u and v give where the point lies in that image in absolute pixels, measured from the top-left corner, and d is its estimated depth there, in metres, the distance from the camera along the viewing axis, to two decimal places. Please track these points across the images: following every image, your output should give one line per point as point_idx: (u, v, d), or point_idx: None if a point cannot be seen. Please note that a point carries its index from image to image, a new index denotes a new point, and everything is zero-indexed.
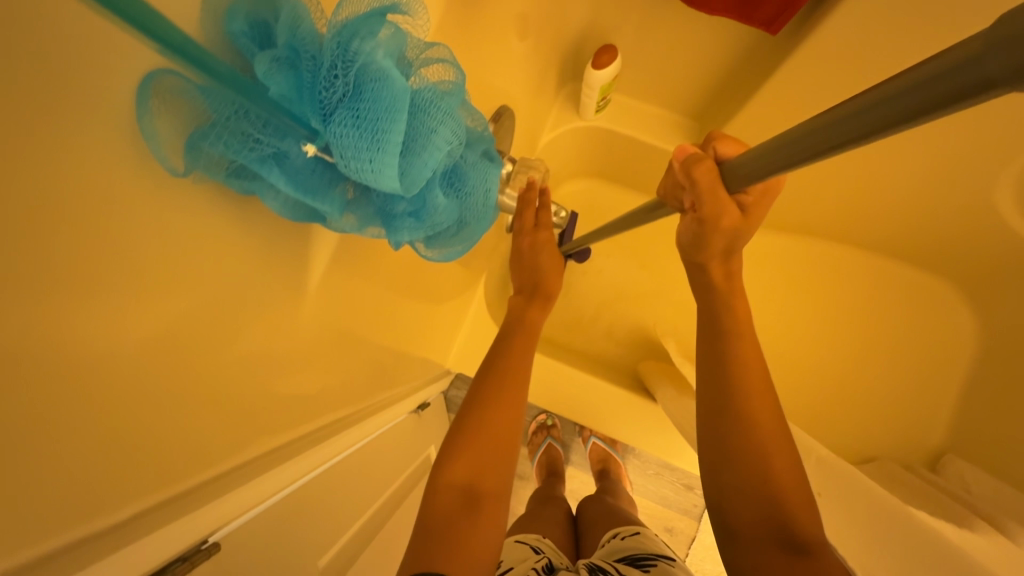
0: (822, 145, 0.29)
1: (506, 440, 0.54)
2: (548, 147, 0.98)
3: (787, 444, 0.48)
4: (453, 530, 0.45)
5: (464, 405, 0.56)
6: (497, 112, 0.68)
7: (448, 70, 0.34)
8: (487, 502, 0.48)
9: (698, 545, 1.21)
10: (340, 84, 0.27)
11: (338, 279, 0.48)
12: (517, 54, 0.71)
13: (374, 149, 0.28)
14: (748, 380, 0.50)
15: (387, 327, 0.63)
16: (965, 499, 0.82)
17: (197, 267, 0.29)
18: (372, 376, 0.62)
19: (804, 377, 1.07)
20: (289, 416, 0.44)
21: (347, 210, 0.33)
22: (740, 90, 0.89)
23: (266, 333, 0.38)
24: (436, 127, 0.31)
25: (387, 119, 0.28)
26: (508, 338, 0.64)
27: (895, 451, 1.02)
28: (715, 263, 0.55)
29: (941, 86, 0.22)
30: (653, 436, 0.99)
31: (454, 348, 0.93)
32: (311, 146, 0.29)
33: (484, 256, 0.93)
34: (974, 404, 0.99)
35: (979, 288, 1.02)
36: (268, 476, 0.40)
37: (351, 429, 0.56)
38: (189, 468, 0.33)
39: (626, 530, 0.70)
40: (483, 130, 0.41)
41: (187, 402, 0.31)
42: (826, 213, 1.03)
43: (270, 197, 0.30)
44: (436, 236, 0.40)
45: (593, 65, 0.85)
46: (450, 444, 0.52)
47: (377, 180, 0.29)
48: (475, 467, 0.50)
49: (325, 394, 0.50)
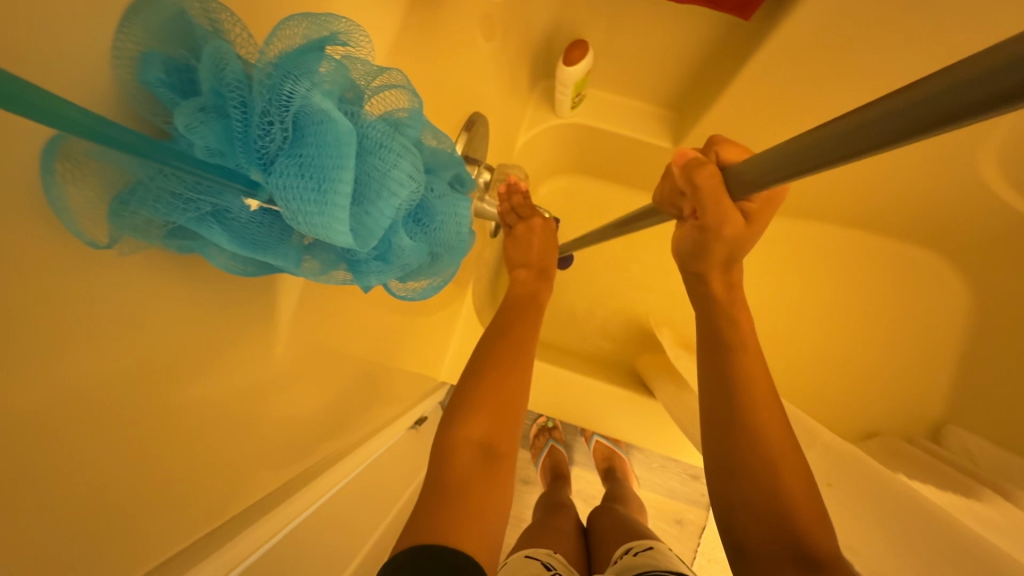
0: (814, 159, 0.29)
1: (518, 395, 0.53)
2: (525, 147, 0.95)
3: (783, 427, 0.48)
4: (469, 490, 0.45)
5: (472, 364, 0.55)
6: (470, 121, 0.66)
7: (403, 97, 0.31)
8: (502, 462, 0.48)
9: (708, 534, 1.17)
10: (277, 130, 0.25)
11: (316, 307, 0.46)
12: (483, 57, 0.69)
13: (323, 201, 0.25)
14: (752, 386, 0.50)
15: (370, 349, 0.61)
16: (972, 469, 0.81)
17: (159, 319, 0.28)
18: (361, 404, 0.61)
19: (805, 364, 1.05)
20: (287, 455, 0.43)
21: (307, 256, 0.30)
22: (716, 76, 0.86)
23: (248, 367, 0.36)
24: (392, 166, 0.28)
25: (334, 166, 0.24)
26: (516, 308, 0.64)
27: (900, 425, 1.00)
28: (715, 274, 0.55)
29: (943, 104, 0.21)
30: (654, 432, 0.98)
31: (448, 358, 0.92)
32: (255, 200, 0.26)
33: (469, 264, 0.91)
34: (972, 371, 0.98)
35: (972, 261, 1.00)
36: (286, 507, 0.38)
37: (352, 453, 0.54)
38: (200, 516, 0.32)
39: (638, 547, 0.68)
40: (454, 156, 0.37)
41: (168, 457, 0.29)
42: (817, 195, 1.01)
43: (216, 254, 0.28)
44: (409, 274, 0.37)
45: (564, 61, 0.82)
46: (465, 401, 0.50)
47: (330, 235, 0.26)
48: (490, 426, 0.49)
49: (315, 426, 0.49)
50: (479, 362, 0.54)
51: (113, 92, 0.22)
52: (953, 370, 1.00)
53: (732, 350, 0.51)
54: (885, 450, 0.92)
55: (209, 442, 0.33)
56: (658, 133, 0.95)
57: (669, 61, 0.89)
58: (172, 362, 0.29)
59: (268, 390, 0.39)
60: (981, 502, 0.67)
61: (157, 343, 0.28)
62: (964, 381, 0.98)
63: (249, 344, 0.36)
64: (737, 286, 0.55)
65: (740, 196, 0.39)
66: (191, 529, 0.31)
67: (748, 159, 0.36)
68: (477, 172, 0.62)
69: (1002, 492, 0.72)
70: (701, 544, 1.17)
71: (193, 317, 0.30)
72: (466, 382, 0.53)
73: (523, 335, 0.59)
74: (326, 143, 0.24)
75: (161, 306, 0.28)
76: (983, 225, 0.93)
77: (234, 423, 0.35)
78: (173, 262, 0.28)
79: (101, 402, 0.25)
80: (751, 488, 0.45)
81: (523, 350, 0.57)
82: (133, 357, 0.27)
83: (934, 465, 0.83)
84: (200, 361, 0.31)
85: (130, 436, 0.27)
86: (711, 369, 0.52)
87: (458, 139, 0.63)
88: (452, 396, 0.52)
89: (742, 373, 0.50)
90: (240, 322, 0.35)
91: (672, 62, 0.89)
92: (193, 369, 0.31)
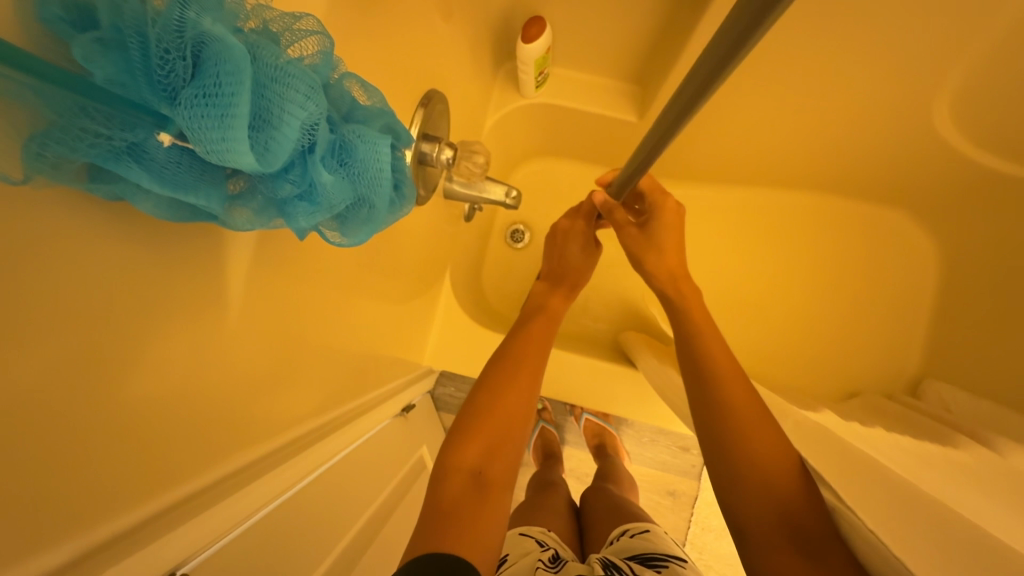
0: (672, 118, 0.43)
1: (516, 425, 0.56)
2: (493, 130, 0.96)
3: (742, 382, 0.55)
4: (462, 511, 0.47)
5: (470, 397, 0.59)
6: (427, 96, 0.65)
7: (322, 42, 0.29)
8: (494, 486, 0.51)
9: (702, 504, 1.18)
10: (177, 57, 0.22)
11: (286, 284, 0.46)
12: (443, 39, 0.69)
13: (224, 126, 0.22)
14: (712, 353, 0.57)
15: (347, 329, 0.61)
16: (948, 419, 0.82)
17: (90, 301, 0.28)
18: (336, 385, 0.62)
19: (780, 329, 1.08)
20: (251, 432, 0.44)
21: (237, 202, 0.27)
22: (673, 45, 0.87)
23: (197, 344, 0.36)
24: (298, 98, 0.25)
25: (234, 89, 0.22)
26: (528, 325, 0.68)
27: (878, 382, 1.02)
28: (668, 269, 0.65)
29: None
30: (639, 405, 0.99)
31: (430, 345, 0.93)
32: (167, 135, 0.23)
33: (446, 248, 0.92)
34: (946, 324, 0.99)
35: (940, 216, 1.01)
36: (207, 517, 0.37)
37: (316, 447, 0.55)
38: (138, 494, 0.32)
39: (635, 527, 0.71)
40: (386, 109, 0.35)
41: (106, 430, 0.29)
42: (782, 161, 1.03)
43: (146, 201, 0.24)
44: (349, 220, 0.34)
45: (523, 39, 0.83)
46: (461, 431, 0.54)
47: (236, 161, 0.23)
48: (485, 449, 0.53)
49: (279, 406, 0.49)
50: (483, 388, 0.58)
51: (8, 29, 0.20)
52: (927, 324, 1.02)
53: (704, 360, 0.56)
54: (865, 407, 0.94)
55: (151, 434, 0.33)
56: (622, 107, 0.97)
57: (627, 35, 0.89)
58: (109, 347, 0.29)
59: (229, 367, 0.40)
60: (957, 449, 0.69)
61: (89, 329, 0.28)
62: (940, 335, 0.99)
63: (198, 318, 0.36)
64: (681, 278, 0.65)
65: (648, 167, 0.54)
66: (127, 505, 0.31)
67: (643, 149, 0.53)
68: (438, 150, 0.62)
69: (977, 437, 0.73)
70: (694, 514, 1.18)
71: (128, 296, 0.30)
72: (469, 407, 0.57)
73: (535, 367, 0.61)
74: (221, 67, 0.22)
75: (88, 287, 0.27)
76: (944, 178, 0.95)
77: (184, 402, 0.35)
78: (93, 227, 0.27)
79: (34, 380, 0.25)
80: (752, 493, 0.48)
81: (534, 377, 0.61)
82: (64, 351, 0.27)
83: (911, 418, 0.85)
84: (140, 349, 0.31)
85: (59, 419, 0.27)
86: (695, 377, 0.57)
87: (415, 115, 0.63)
88: (450, 427, 0.56)
89: (712, 362, 0.56)
90: (184, 305, 0.34)
91: (630, 36, 0.90)
92: (134, 355, 0.31)
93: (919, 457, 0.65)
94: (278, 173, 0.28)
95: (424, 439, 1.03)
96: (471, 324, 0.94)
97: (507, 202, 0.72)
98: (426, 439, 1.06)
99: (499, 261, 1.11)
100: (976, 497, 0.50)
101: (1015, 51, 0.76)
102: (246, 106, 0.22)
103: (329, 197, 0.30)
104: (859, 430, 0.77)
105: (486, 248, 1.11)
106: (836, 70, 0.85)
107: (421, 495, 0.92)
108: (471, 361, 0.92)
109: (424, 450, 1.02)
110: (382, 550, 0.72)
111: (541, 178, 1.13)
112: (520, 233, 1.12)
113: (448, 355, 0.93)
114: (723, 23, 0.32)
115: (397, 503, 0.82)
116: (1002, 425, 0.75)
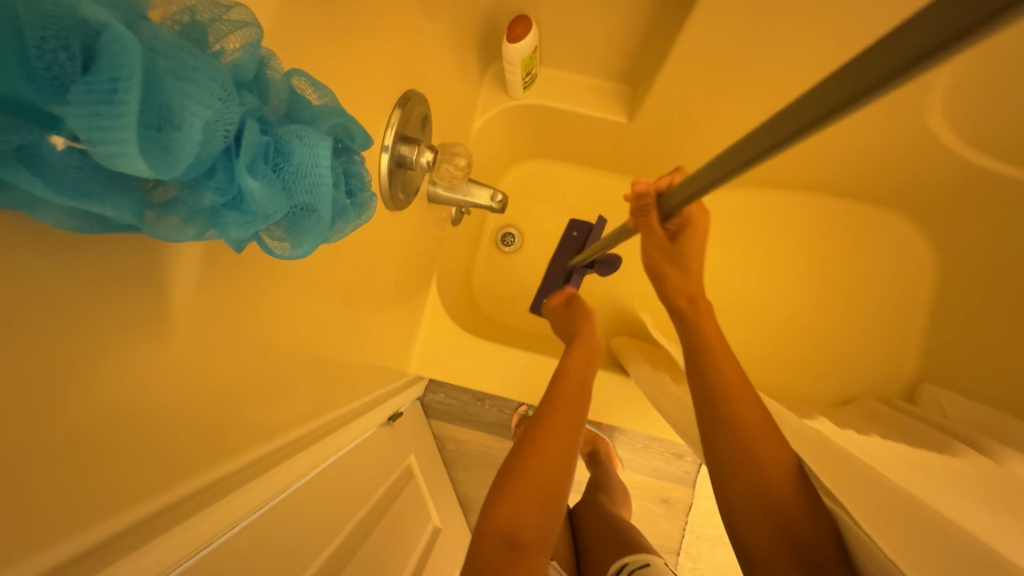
0: (711, 177, 0.42)
1: (553, 494, 0.53)
2: (481, 131, 0.94)
3: (747, 391, 0.53)
4: (495, 575, 0.45)
5: (508, 461, 0.57)
6: (405, 95, 0.62)
7: (245, 33, 0.26)
8: (527, 552, 0.48)
9: (697, 512, 1.16)
10: (62, 45, 0.19)
11: (262, 297, 0.44)
12: (427, 40, 0.68)
13: (116, 129, 0.20)
14: (718, 363, 0.55)
15: (326, 337, 0.59)
16: (945, 426, 0.80)
17: (38, 319, 0.25)
18: (318, 396, 0.60)
19: (776, 333, 1.07)
20: (230, 443, 0.43)
21: (160, 211, 0.25)
22: (661, 44, 0.85)
23: (161, 359, 0.33)
24: (201, 93, 0.23)
25: (124, 88, 0.19)
26: (562, 386, 0.66)
27: (874, 388, 1.00)
28: (681, 295, 0.63)
29: (934, 32, 0.22)
30: (632, 413, 0.96)
31: (417, 351, 0.90)
32: (61, 137, 0.20)
33: (433, 253, 0.90)
34: (944, 327, 0.97)
35: (936, 219, 1.00)
36: (156, 549, 0.34)
37: (292, 462, 0.52)
38: (89, 516, 0.30)
39: (635, 562, 0.66)
40: (338, 108, 0.33)
41: (57, 449, 0.27)
42: (775, 163, 1.02)
43: (46, 209, 0.22)
44: (298, 230, 0.31)
45: (509, 38, 0.81)
46: (494, 495, 0.53)
47: (131, 167, 0.21)
48: (516, 517, 0.50)
49: (256, 417, 0.47)
50: (520, 453, 0.56)
51: None
52: (922, 328, 1.01)
53: (712, 375, 0.54)
54: (860, 412, 0.92)
55: (110, 451, 0.30)
56: (611, 108, 0.96)
57: (616, 35, 0.88)
58: (56, 368, 0.27)
59: (196, 380, 0.37)
60: (954, 457, 0.67)
61: (35, 347, 0.25)
62: (934, 339, 0.98)
63: (164, 333, 0.34)
64: (700, 299, 0.62)
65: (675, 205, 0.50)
66: (78, 528, 0.29)
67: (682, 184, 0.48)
68: (416, 153, 0.61)
69: (976, 446, 0.71)
70: (688, 522, 1.16)
71: (83, 309, 0.28)
72: (504, 472, 0.55)
73: (571, 428, 0.60)
74: (113, 60, 0.20)
75: (30, 307, 0.25)
76: (939, 179, 0.94)
77: (145, 419, 0.33)
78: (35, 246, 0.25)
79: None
80: (757, 510, 0.48)
81: (571, 443, 0.58)
82: (19, 366, 0.25)
83: (907, 424, 0.83)
84: (96, 364, 0.29)
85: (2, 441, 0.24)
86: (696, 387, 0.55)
87: (392, 116, 0.59)
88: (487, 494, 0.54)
89: (712, 370, 0.55)
90: (150, 322, 0.32)
91: (619, 36, 0.88)
92: (93, 371, 0.29)
93: (917, 467, 0.63)
94: (200, 179, 0.25)
95: (412, 446, 1.00)
96: (459, 330, 0.92)
97: (493, 206, 0.71)
98: (414, 445, 1.04)
99: (489, 265, 1.10)
100: (964, 505, 0.49)
101: (1009, 51, 0.74)
102: (135, 105, 0.20)
103: (261, 206, 0.27)
104: (853, 437, 0.75)
105: (476, 251, 1.09)
106: None
107: (408, 503, 0.90)
108: (459, 368, 0.90)
109: (411, 458, 0.99)
110: (368, 561, 0.69)
111: (531, 179, 1.11)
112: (511, 236, 1.10)
113: (434, 364, 0.90)
114: (743, 140, 0.37)
115: (384, 511, 0.80)
116: (1003, 433, 0.73)
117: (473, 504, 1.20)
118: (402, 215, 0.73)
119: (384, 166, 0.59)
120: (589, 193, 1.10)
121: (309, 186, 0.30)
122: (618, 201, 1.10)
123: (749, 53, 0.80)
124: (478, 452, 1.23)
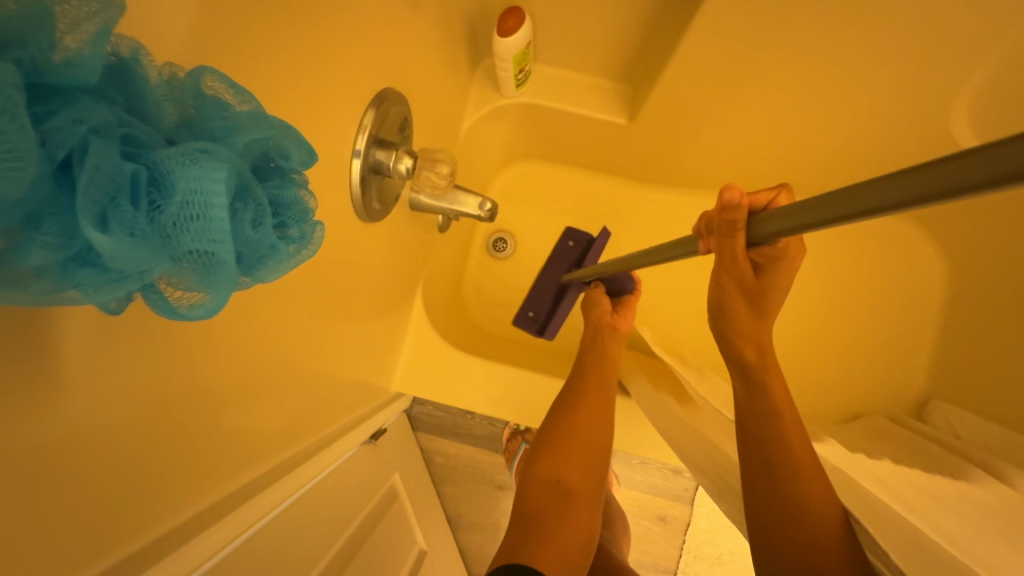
0: (814, 218, 0.34)
1: (596, 453, 0.64)
2: (471, 132, 0.89)
3: (807, 446, 0.53)
4: (543, 514, 0.58)
5: (557, 417, 0.68)
6: (382, 94, 0.56)
7: (89, 16, 0.19)
8: (574, 495, 0.60)
9: (694, 530, 1.11)
10: None
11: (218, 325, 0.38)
12: (410, 34, 0.62)
13: None
14: (780, 410, 0.55)
15: (304, 359, 0.54)
16: (958, 447, 0.75)
17: None
18: (293, 424, 0.54)
19: (782, 345, 1.01)
20: (198, 477, 0.38)
21: None
22: (666, 41, 0.80)
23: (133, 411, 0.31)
24: None
25: None
26: (591, 360, 0.75)
27: (883, 403, 0.95)
28: (750, 343, 0.61)
29: (951, 180, 0.25)
30: (630, 432, 0.91)
31: (401, 367, 0.84)
32: None
33: (417, 262, 0.84)
34: (957, 341, 0.93)
35: (951, 228, 0.95)
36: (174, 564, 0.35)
37: (264, 496, 0.47)
38: (119, 539, 0.32)
39: None
40: (264, 118, 0.26)
41: None
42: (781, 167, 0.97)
43: None
44: (195, 283, 0.24)
45: (499, 33, 0.75)
46: (546, 452, 0.64)
47: None
48: (561, 467, 0.62)
49: (222, 449, 0.41)
50: (564, 413, 0.67)
51: None
52: (935, 341, 0.96)
53: (773, 421, 0.54)
54: (868, 430, 0.88)
55: (108, 501, 0.30)
56: (610, 108, 0.90)
57: (615, 30, 0.82)
58: None
59: (190, 406, 0.36)
60: (971, 483, 0.61)
61: None
62: (948, 352, 0.93)
63: (132, 383, 0.30)
64: (770, 352, 0.60)
65: (763, 236, 0.43)
66: None
67: (773, 212, 0.40)
68: (394, 158, 0.55)
69: (993, 471, 0.66)
70: (687, 540, 1.11)
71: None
72: (549, 428, 0.67)
73: (606, 395, 0.70)
74: None
75: None
76: None
77: (152, 455, 0.33)
78: None
79: None
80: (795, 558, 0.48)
81: (603, 407, 0.68)
82: None
83: (919, 444, 0.78)
84: (9, 471, 0.24)
85: None
86: (752, 425, 0.55)
87: (366, 117, 0.53)
88: (543, 447, 0.65)
89: (773, 414, 0.54)
90: (106, 375, 0.28)
91: (619, 32, 0.83)
92: (54, 453, 0.26)
93: (936, 495, 0.57)
94: (26, 229, 0.18)
95: (396, 464, 0.95)
96: (446, 344, 0.86)
97: (481, 215, 0.65)
98: (398, 462, 0.98)
99: (479, 272, 1.04)
100: (993, 544, 0.42)
101: None
102: None
103: (121, 262, 0.20)
104: (868, 462, 0.69)
105: (466, 258, 1.03)
106: (844, 78, 0.77)
107: (393, 526, 0.84)
108: (446, 386, 0.84)
109: (396, 476, 0.94)
110: None
111: (524, 183, 1.05)
112: (503, 242, 1.05)
113: (420, 380, 0.84)
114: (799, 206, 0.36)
115: (369, 534, 0.74)
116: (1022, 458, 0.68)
117: (462, 520, 1.16)
118: (384, 225, 0.68)
119: (356, 173, 0.53)
120: (586, 197, 1.05)
121: (201, 234, 0.22)
122: (616, 206, 1.04)
123: (758, 50, 0.75)
124: (468, 467, 1.18)
